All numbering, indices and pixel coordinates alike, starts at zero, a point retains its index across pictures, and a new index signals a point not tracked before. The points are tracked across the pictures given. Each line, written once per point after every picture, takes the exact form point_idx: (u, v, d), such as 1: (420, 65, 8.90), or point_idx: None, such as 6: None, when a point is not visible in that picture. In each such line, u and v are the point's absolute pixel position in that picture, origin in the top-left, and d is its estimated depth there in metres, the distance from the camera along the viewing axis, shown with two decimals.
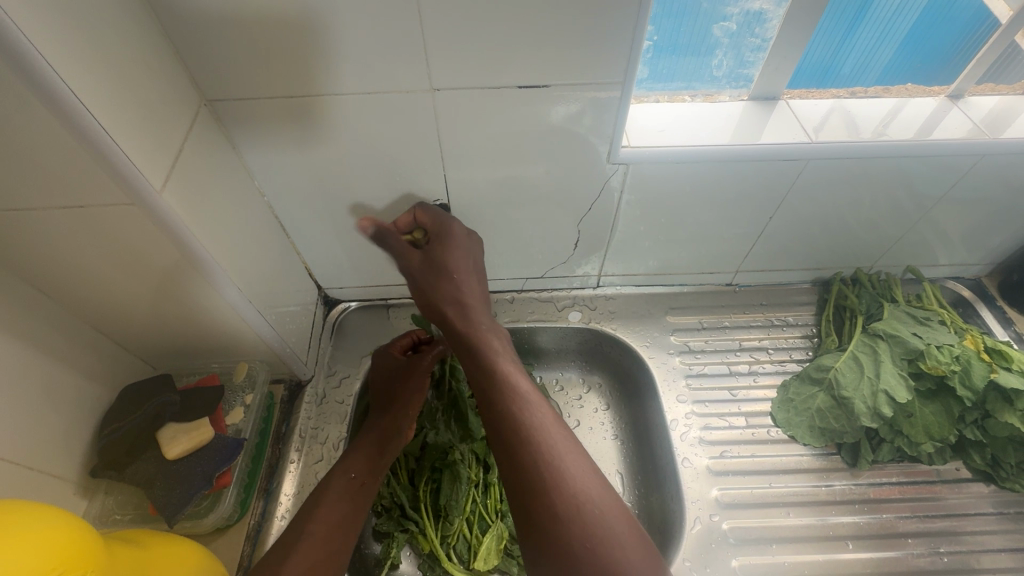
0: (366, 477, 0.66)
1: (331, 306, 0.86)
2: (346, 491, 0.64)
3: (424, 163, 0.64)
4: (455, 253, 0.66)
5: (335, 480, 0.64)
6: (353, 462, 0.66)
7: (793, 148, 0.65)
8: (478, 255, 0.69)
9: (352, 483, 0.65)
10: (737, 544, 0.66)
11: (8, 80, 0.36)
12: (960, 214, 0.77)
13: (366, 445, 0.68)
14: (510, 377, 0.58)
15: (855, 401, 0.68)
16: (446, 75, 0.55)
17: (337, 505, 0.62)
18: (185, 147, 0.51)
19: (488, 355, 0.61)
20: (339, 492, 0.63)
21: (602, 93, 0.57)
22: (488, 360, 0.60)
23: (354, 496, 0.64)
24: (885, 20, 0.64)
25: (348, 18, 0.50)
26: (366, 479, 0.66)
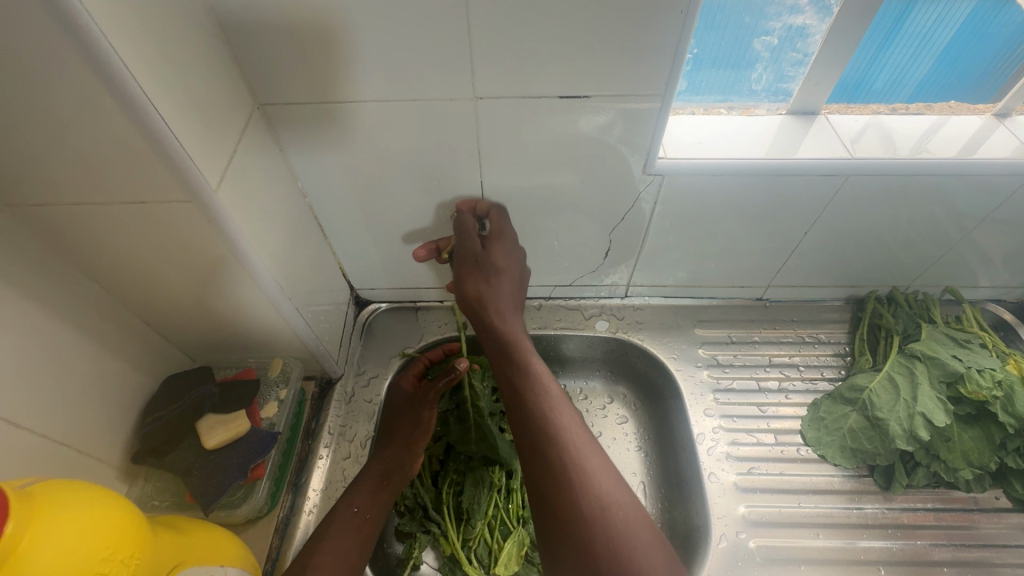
0: (371, 510, 0.67)
1: (362, 307, 0.88)
2: (349, 524, 0.64)
3: (461, 169, 0.65)
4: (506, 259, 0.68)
5: (340, 513, 0.64)
6: (360, 494, 0.67)
7: (832, 163, 0.65)
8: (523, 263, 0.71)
9: (358, 517, 0.65)
10: (764, 563, 0.64)
11: (85, 78, 0.37)
12: (1004, 235, 0.75)
13: (371, 479, 0.68)
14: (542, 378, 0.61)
15: (890, 423, 0.67)
16: (489, 83, 0.56)
17: (342, 537, 0.63)
18: (238, 149, 0.53)
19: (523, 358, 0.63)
20: (344, 524, 0.64)
21: (641, 103, 0.58)
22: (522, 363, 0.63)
23: (359, 530, 0.64)
24: (919, 36, 0.63)
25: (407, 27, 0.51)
26: (371, 514, 0.66)
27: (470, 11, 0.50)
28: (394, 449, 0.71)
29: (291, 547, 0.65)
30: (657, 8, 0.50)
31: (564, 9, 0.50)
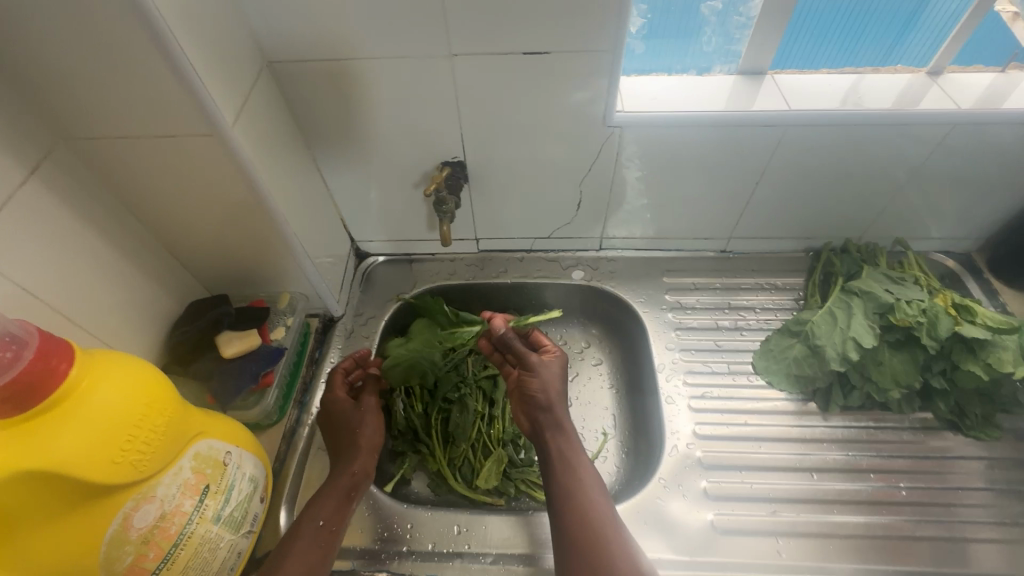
0: (336, 523, 0.66)
1: (362, 258, 0.98)
2: (316, 539, 0.64)
3: (444, 123, 0.74)
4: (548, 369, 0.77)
5: (305, 528, 0.64)
6: (325, 508, 0.67)
7: (773, 115, 0.73)
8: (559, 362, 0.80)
9: (323, 531, 0.65)
10: (708, 469, 0.72)
11: (129, 22, 0.47)
12: (941, 185, 0.83)
13: (338, 491, 0.68)
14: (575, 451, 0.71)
15: (827, 348, 0.74)
16: (464, 42, 0.64)
17: (313, 546, 0.64)
18: (251, 95, 0.62)
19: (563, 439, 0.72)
20: (310, 540, 0.64)
21: (598, 58, 0.66)
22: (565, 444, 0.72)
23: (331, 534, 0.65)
24: (938, 22, 0.74)
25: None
26: (334, 524, 0.66)
27: None
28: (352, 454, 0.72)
29: (297, 452, 0.75)
30: None
31: None
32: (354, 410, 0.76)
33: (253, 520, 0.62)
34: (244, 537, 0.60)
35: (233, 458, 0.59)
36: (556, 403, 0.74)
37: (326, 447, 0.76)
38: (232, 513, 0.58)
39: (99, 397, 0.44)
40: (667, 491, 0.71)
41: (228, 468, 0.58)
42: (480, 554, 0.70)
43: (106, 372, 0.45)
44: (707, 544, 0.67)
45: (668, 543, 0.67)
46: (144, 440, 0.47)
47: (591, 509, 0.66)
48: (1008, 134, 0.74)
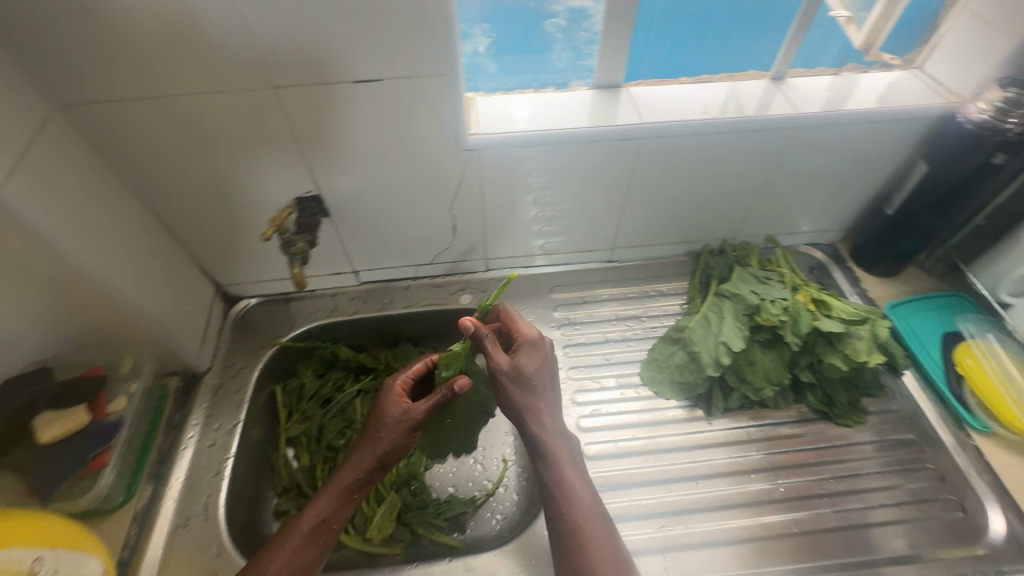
0: (336, 521, 0.64)
1: (232, 303, 0.90)
2: (313, 537, 0.63)
3: (287, 158, 0.69)
4: (531, 358, 0.66)
5: (302, 525, 0.63)
6: (313, 513, 0.63)
7: (627, 128, 0.73)
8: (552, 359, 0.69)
9: (320, 527, 0.63)
10: (597, 490, 0.71)
11: None
12: (796, 183, 0.86)
13: (336, 490, 0.65)
14: (570, 484, 0.64)
15: (702, 354, 0.75)
16: (283, 73, 0.60)
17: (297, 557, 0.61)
18: (33, 146, 0.54)
19: (556, 466, 0.64)
20: (305, 539, 0.62)
21: (434, 83, 0.63)
22: (554, 471, 0.64)
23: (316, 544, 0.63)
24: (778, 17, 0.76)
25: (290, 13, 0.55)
26: (321, 534, 0.63)
27: (241, 4, 0.54)
28: (363, 453, 0.64)
29: (151, 534, 0.67)
30: None
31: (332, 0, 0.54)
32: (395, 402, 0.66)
33: None
34: None
35: (44, 564, 0.52)
36: (551, 423, 0.66)
37: (192, 516, 0.69)
38: None
39: None
40: None
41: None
42: None
43: None
44: None
45: None
46: None
47: (572, 537, 0.61)
48: (844, 132, 0.78)
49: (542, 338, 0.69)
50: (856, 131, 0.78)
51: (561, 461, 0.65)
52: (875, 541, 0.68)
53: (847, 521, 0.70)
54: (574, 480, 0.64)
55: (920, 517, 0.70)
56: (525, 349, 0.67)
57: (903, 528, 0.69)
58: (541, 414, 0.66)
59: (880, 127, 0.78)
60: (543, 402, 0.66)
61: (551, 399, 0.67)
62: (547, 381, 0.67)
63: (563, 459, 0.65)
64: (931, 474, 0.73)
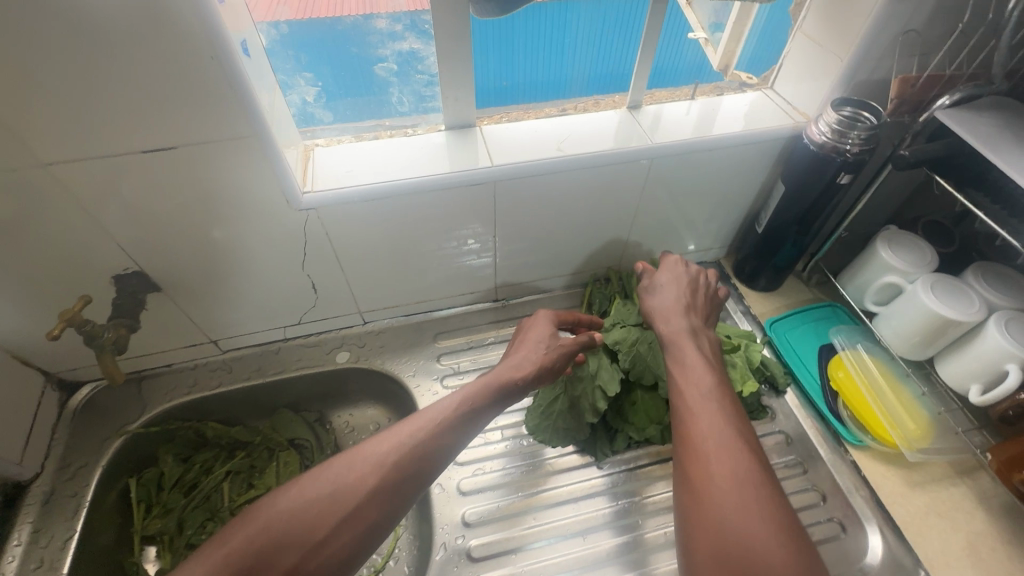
0: (357, 492, 0.52)
1: (72, 391, 0.80)
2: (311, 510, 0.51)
3: (88, 239, 0.61)
4: (659, 283, 0.69)
5: (297, 491, 0.53)
6: (361, 459, 0.54)
7: (476, 173, 0.68)
8: (694, 285, 0.69)
9: (325, 505, 0.52)
10: (478, 560, 0.66)
11: None
12: (668, 208, 0.85)
13: (360, 460, 0.54)
14: (710, 454, 0.50)
15: (580, 401, 0.72)
16: (54, 150, 0.52)
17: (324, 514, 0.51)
18: None
19: (700, 442, 0.51)
20: (296, 514, 0.51)
21: (242, 145, 0.56)
22: (705, 441, 0.50)
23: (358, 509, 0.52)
24: (621, 22, 0.71)
25: (135, 65, 0.48)
26: (372, 485, 0.53)
27: None
28: (397, 427, 0.57)
29: None
30: (188, 54, 0.49)
31: (87, 69, 0.47)
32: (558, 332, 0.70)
33: None
34: None
35: None
36: (706, 370, 0.58)
37: None
38: None
39: None
40: None
41: None
42: None
43: None
44: None
45: None
46: None
47: (714, 535, 0.45)
48: (703, 158, 0.78)
49: (678, 261, 0.71)
50: (716, 156, 0.78)
51: (700, 434, 0.51)
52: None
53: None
54: (716, 447, 0.50)
55: (820, 540, 0.69)
56: (658, 280, 0.70)
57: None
58: (676, 383, 0.57)
59: (738, 150, 0.78)
60: (676, 317, 0.64)
61: (687, 312, 0.65)
62: (693, 323, 0.64)
63: (704, 420, 0.52)
64: (818, 493, 0.73)
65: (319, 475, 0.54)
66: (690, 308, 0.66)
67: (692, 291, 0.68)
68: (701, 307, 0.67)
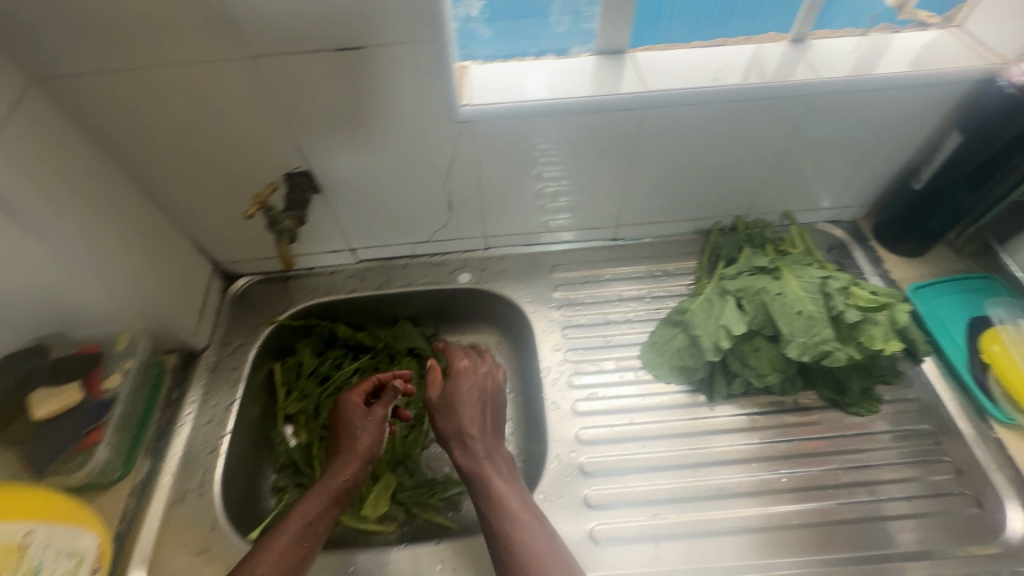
0: (320, 523, 0.65)
1: (230, 281, 0.90)
2: (303, 537, 0.63)
3: (273, 133, 0.67)
4: (463, 383, 0.73)
5: (291, 523, 0.63)
6: (304, 516, 0.64)
7: (630, 98, 0.68)
8: (485, 386, 0.74)
9: (309, 530, 0.64)
10: (592, 476, 0.69)
11: None
12: (815, 155, 0.80)
13: (322, 491, 0.67)
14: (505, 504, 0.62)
15: (702, 338, 0.72)
16: (264, 43, 0.57)
17: (286, 555, 0.61)
18: (9, 121, 0.53)
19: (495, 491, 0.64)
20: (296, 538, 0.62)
21: (419, 52, 0.59)
22: (489, 496, 0.63)
23: (302, 550, 0.63)
24: None
25: None
26: (319, 509, 0.65)
27: None
28: (338, 462, 0.70)
29: (148, 510, 0.68)
30: None
31: None
32: (363, 413, 0.75)
33: None
34: None
35: (36, 537, 0.53)
36: (481, 447, 0.68)
37: (187, 493, 0.69)
38: None
39: None
40: (547, 505, 0.67)
41: (28, 550, 0.52)
42: None
43: None
44: (587, 559, 0.63)
45: None
46: None
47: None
48: (868, 100, 0.72)
49: (472, 363, 0.76)
50: (883, 101, 0.72)
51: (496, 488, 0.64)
52: (888, 534, 0.65)
53: (853, 515, 0.66)
54: (518, 508, 0.62)
55: (927, 512, 0.66)
56: (461, 374, 0.74)
57: (889, 524, 0.66)
58: (474, 469, 0.67)
59: (910, 94, 0.72)
60: (465, 420, 0.70)
61: (490, 422, 0.71)
62: (475, 411, 0.71)
63: (494, 480, 0.65)
64: (942, 467, 0.69)
65: (287, 521, 0.63)
66: (482, 424, 0.70)
67: (484, 400, 0.72)
68: (485, 394, 0.73)
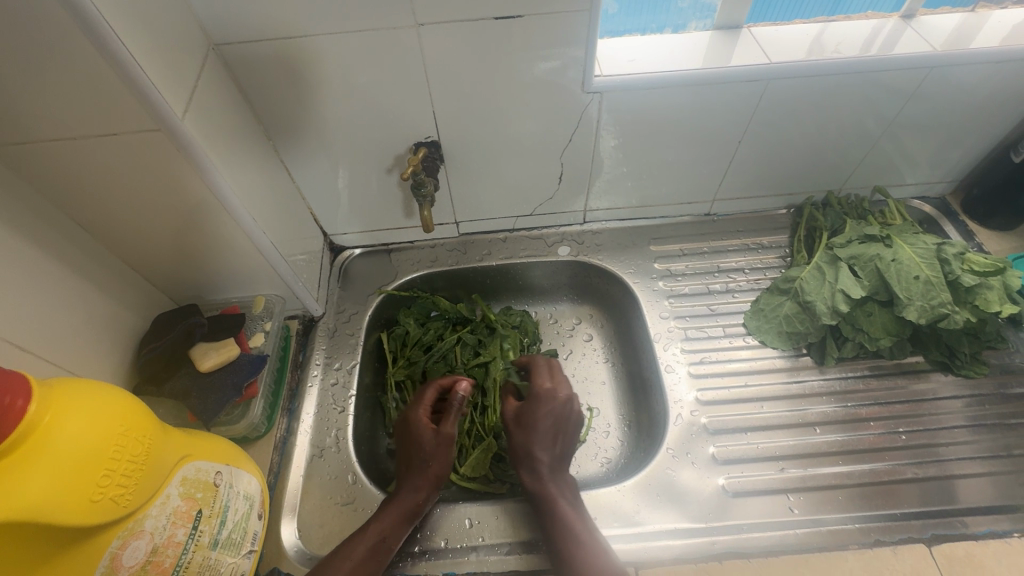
0: (394, 539, 0.63)
1: (337, 253, 0.93)
2: (374, 552, 0.61)
3: (413, 100, 0.70)
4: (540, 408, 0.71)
5: (364, 536, 0.62)
6: (383, 528, 0.63)
7: (754, 69, 0.71)
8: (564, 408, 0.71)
9: (380, 545, 0.62)
10: (715, 434, 0.72)
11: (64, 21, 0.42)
12: (919, 131, 0.82)
13: (401, 508, 0.65)
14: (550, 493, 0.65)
15: (817, 303, 0.75)
16: (429, 11, 0.61)
17: (363, 565, 0.60)
18: (199, 82, 0.57)
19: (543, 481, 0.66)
20: (368, 551, 0.61)
21: (571, 21, 0.63)
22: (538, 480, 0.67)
23: (378, 560, 0.61)
24: None
25: None
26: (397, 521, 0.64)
27: None
28: (413, 480, 0.67)
29: (290, 462, 0.71)
30: None
31: None
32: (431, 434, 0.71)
33: (253, 539, 0.59)
34: (246, 557, 0.57)
35: (224, 479, 0.56)
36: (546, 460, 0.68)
37: (324, 448, 0.73)
38: (230, 535, 0.55)
39: (67, 433, 0.39)
40: (677, 460, 0.70)
41: (220, 489, 0.54)
42: (497, 544, 0.66)
43: (72, 402, 0.40)
44: (721, 510, 0.66)
45: (682, 513, 0.66)
46: (123, 473, 0.43)
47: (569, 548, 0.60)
48: (984, 74, 0.74)
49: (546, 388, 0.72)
50: (998, 75, 0.74)
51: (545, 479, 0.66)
52: (955, 490, 0.66)
53: (920, 473, 0.68)
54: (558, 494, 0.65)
55: (993, 471, 0.68)
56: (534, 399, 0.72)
57: (956, 482, 0.67)
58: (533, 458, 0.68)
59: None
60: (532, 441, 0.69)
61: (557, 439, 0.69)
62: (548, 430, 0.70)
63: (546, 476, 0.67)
64: (1018, 431, 0.70)
65: (370, 528, 0.63)
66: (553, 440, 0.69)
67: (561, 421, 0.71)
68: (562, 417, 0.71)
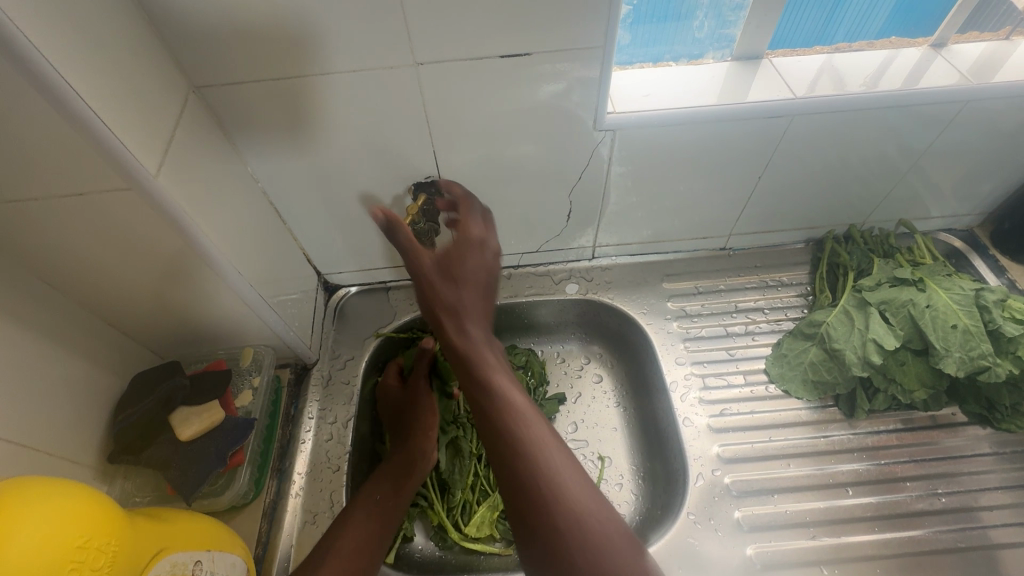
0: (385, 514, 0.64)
1: (332, 292, 0.88)
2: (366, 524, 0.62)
3: (412, 140, 0.66)
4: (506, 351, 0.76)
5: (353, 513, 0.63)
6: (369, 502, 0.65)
7: (777, 104, 0.66)
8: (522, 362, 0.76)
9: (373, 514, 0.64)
10: (739, 496, 0.67)
11: (17, 81, 0.37)
12: (948, 164, 0.78)
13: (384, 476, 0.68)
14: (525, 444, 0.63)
15: (847, 352, 0.70)
16: (428, 49, 0.57)
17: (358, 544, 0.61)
18: (177, 131, 0.52)
19: None
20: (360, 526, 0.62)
21: (583, 58, 0.59)
22: None
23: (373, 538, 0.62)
24: None
25: None
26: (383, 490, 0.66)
27: None
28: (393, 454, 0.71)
29: (281, 531, 0.66)
30: None
31: None
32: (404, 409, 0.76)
33: None
34: None
35: (205, 567, 0.50)
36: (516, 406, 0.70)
37: (318, 514, 0.67)
38: None
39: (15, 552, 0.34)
40: (699, 528, 0.65)
41: None
42: None
43: (20, 514, 0.35)
44: None
45: None
46: None
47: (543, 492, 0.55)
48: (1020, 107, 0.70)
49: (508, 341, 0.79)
50: None
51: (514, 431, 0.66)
52: (999, 562, 0.61)
53: (961, 541, 0.63)
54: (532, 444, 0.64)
55: None
56: None
57: (1000, 553, 0.62)
58: None
59: None
60: None
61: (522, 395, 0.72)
62: None
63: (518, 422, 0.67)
64: None
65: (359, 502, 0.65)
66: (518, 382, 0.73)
67: None
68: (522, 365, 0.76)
